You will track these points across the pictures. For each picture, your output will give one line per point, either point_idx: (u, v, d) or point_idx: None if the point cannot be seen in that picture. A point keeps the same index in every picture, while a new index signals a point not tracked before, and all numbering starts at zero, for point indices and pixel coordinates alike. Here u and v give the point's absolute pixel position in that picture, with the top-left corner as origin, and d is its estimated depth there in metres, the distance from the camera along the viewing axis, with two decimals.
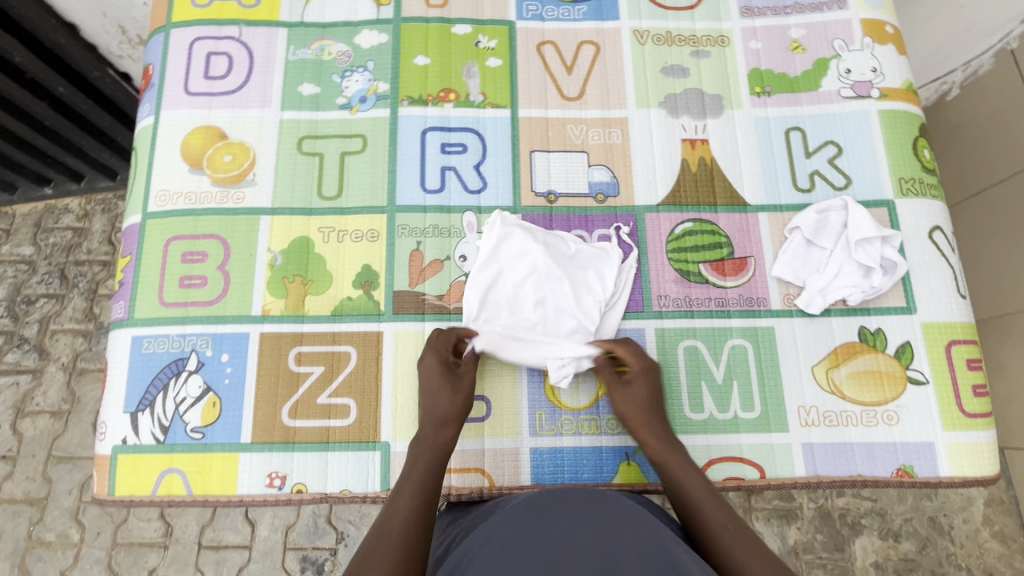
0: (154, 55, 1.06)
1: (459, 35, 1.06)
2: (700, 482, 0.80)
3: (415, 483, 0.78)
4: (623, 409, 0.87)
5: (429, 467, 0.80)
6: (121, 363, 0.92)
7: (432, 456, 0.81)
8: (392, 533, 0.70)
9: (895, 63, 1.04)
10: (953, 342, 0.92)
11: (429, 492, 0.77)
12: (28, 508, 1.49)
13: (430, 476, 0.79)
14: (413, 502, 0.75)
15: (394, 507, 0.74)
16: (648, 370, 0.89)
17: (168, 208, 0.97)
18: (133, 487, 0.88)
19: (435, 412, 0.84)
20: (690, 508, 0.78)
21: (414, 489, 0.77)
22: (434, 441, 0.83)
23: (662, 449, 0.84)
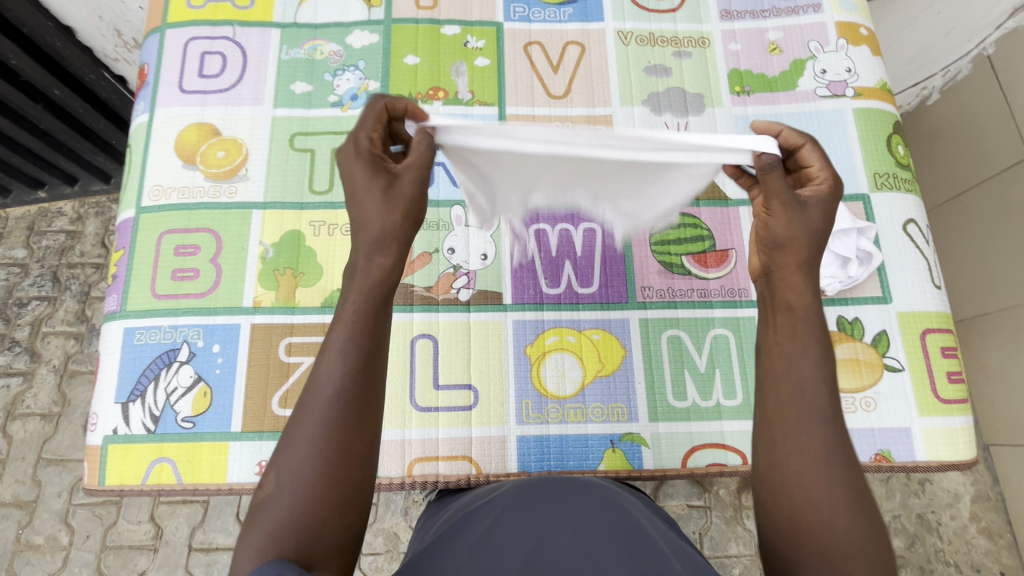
0: (149, 55, 1.08)
1: (448, 35, 1.09)
2: (825, 379, 0.51)
3: (355, 333, 0.50)
4: (775, 233, 0.55)
5: (365, 324, 0.51)
6: (114, 354, 0.93)
7: (365, 298, 0.51)
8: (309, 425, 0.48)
9: (869, 63, 1.07)
10: (927, 331, 0.94)
11: (370, 348, 0.51)
12: (17, 511, 1.48)
13: (368, 328, 0.51)
14: (344, 380, 0.49)
15: (314, 387, 0.49)
16: (832, 194, 0.57)
17: (162, 202, 0.99)
18: (123, 476, 0.88)
19: (362, 218, 0.53)
20: (780, 374, 0.52)
21: (343, 349, 0.50)
22: (364, 279, 0.52)
23: (804, 300, 0.53)
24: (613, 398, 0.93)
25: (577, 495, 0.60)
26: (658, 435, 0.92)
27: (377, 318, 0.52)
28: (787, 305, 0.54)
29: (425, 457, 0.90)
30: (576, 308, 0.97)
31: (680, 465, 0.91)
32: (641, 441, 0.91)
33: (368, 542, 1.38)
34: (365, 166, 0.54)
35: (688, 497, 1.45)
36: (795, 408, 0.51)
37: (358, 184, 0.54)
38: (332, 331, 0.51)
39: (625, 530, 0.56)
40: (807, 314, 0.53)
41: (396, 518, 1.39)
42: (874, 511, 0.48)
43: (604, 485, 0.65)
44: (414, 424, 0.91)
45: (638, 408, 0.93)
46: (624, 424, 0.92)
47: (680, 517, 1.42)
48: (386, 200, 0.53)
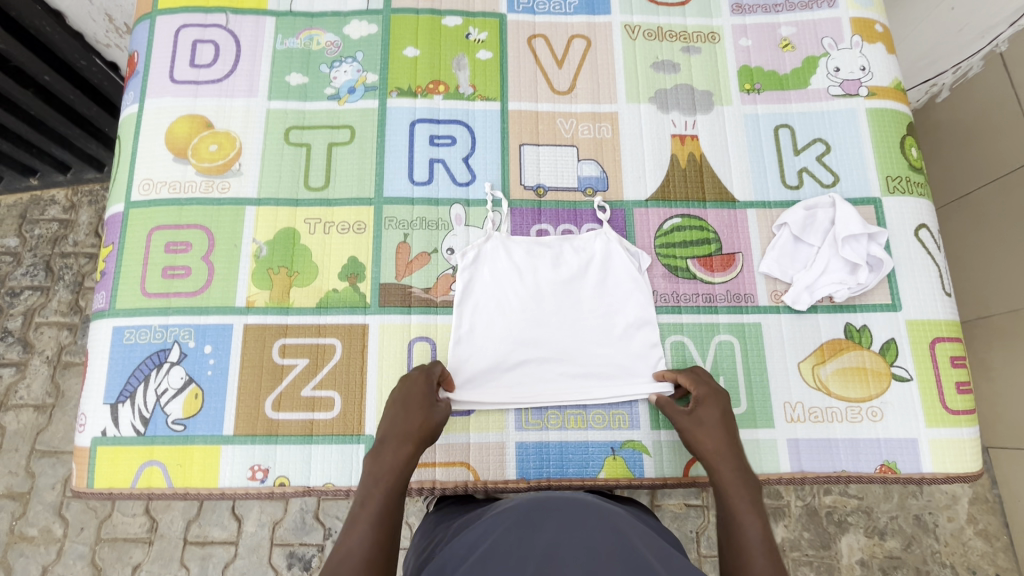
0: (139, 42, 1.04)
1: (450, 27, 1.05)
2: (759, 522, 0.72)
3: (387, 487, 0.74)
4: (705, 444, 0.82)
5: (396, 470, 0.75)
6: (103, 353, 0.90)
7: (393, 474, 0.75)
8: (345, 572, 0.64)
9: (883, 62, 1.04)
10: (937, 340, 0.92)
11: (384, 525, 0.70)
12: (10, 503, 1.47)
13: (393, 492, 0.73)
14: (374, 528, 0.69)
15: (346, 547, 0.67)
16: (716, 400, 0.85)
17: (152, 196, 0.96)
18: (113, 479, 0.87)
19: (399, 427, 0.79)
20: (736, 532, 0.72)
21: (369, 526, 0.69)
22: (393, 460, 0.76)
23: (727, 466, 0.79)
24: (615, 404, 0.91)
25: (572, 520, 0.59)
26: (660, 442, 0.90)
27: (399, 475, 0.75)
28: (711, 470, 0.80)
29: (421, 462, 0.88)
30: (576, 321, 0.94)
31: (681, 474, 0.89)
32: (643, 449, 0.90)
33: None
34: (421, 406, 0.81)
35: (686, 497, 1.43)
36: (735, 552, 0.71)
37: (400, 415, 0.80)
38: (359, 516, 0.70)
39: (619, 553, 0.55)
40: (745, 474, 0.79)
41: None
42: None
43: (591, 502, 0.63)
44: None
45: (640, 415, 0.91)
46: (625, 431, 0.90)
47: (678, 516, 1.41)
48: (401, 436, 0.78)
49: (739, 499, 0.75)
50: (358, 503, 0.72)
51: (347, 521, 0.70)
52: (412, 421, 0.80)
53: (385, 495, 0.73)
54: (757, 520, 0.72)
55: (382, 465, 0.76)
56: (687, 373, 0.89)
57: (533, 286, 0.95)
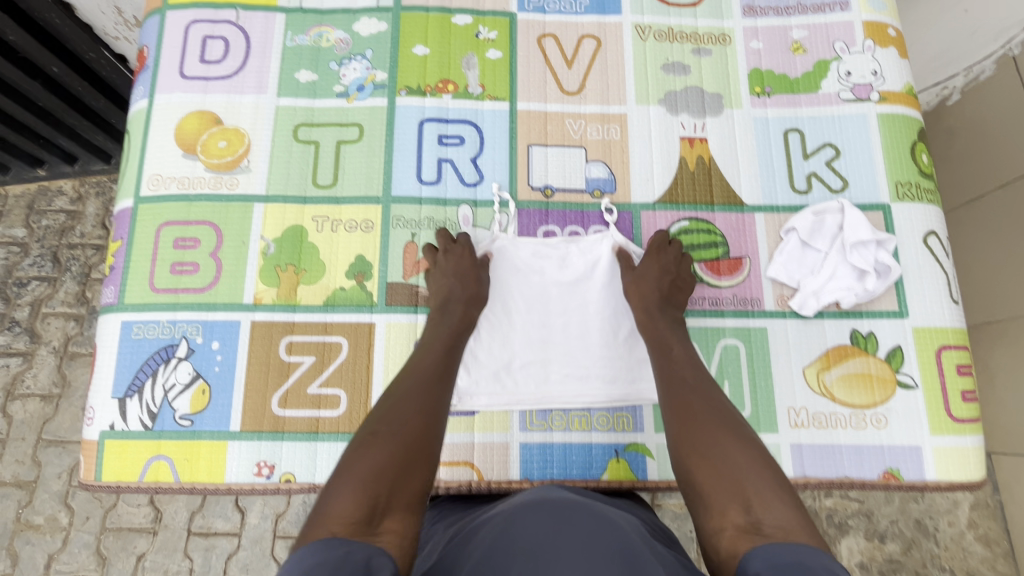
0: (149, 37, 1.04)
1: (459, 25, 1.05)
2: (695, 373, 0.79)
3: (447, 332, 0.85)
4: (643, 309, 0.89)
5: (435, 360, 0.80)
6: (111, 348, 0.91)
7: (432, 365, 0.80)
8: (413, 388, 0.75)
9: (896, 66, 1.03)
10: (943, 347, 0.92)
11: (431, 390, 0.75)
12: (17, 491, 1.48)
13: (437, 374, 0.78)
14: (438, 365, 0.80)
15: (410, 375, 0.77)
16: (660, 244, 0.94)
17: (161, 192, 0.97)
18: (120, 473, 0.87)
19: (457, 292, 0.89)
20: (678, 383, 0.78)
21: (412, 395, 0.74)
22: (462, 316, 0.87)
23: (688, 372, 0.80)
24: (619, 407, 0.91)
25: (574, 518, 0.59)
26: (664, 446, 0.90)
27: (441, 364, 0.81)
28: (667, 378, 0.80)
29: None
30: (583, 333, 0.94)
31: None
32: (646, 452, 0.90)
33: None
34: (472, 273, 0.91)
35: None
36: (680, 399, 0.76)
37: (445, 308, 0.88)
38: (421, 357, 0.81)
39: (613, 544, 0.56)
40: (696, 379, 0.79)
41: None
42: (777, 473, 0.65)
43: (582, 501, 0.64)
44: None
45: (644, 418, 0.91)
46: (628, 434, 0.91)
47: (678, 516, 1.42)
48: (442, 340, 0.84)
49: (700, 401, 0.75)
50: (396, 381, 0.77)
51: (390, 389, 0.75)
52: (466, 279, 0.90)
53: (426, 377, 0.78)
54: (693, 370, 0.80)
55: (425, 359, 0.81)
56: (656, 235, 0.95)
57: (538, 287, 0.95)
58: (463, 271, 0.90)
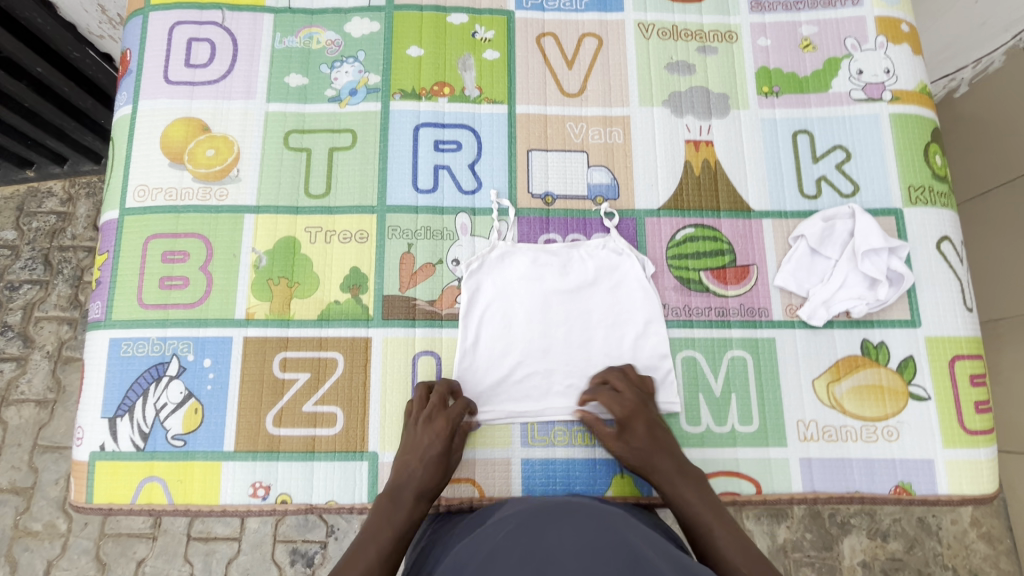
0: (132, 39, 1.00)
1: (455, 24, 1.01)
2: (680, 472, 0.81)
3: (414, 470, 0.80)
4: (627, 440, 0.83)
5: (405, 517, 0.77)
6: (100, 366, 0.88)
7: (402, 525, 0.76)
8: (381, 538, 0.75)
9: (909, 64, 0.99)
10: (957, 357, 0.89)
11: (397, 554, 0.75)
12: (14, 498, 1.47)
13: (404, 529, 0.77)
14: (408, 513, 0.78)
15: (377, 519, 0.76)
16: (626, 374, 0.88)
17: (148, 203, 0.93)
18: (112, 495, 0.85)
19: (419, 448, 0.81)
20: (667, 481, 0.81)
21: (380, 549, 0.74)
22: (421, 481, 0.80)
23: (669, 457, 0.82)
24: None
25: (573, 530, 0.60)
26: None
27: (410, 515, 0.78)
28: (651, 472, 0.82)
29: None
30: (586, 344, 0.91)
31: None
32: None
33: None
34: (444, 427, 0.81)
35: None
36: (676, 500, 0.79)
37: (419, 440, 0.81)
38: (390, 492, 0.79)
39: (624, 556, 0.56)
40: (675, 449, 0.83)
41: None
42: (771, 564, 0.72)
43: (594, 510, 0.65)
44: None
45: None
46: None
47: None
48: (415, 490, 0.79)
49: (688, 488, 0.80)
50: (369, 530, 0.75)
51: (357, 542, 0.75)
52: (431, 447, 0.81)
53: (396, 531, 0.76)
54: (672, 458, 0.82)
55: (398, 509, 0.78)
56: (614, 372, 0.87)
57: (539, 296, 0.92)
58: (432, 442, 0.81)
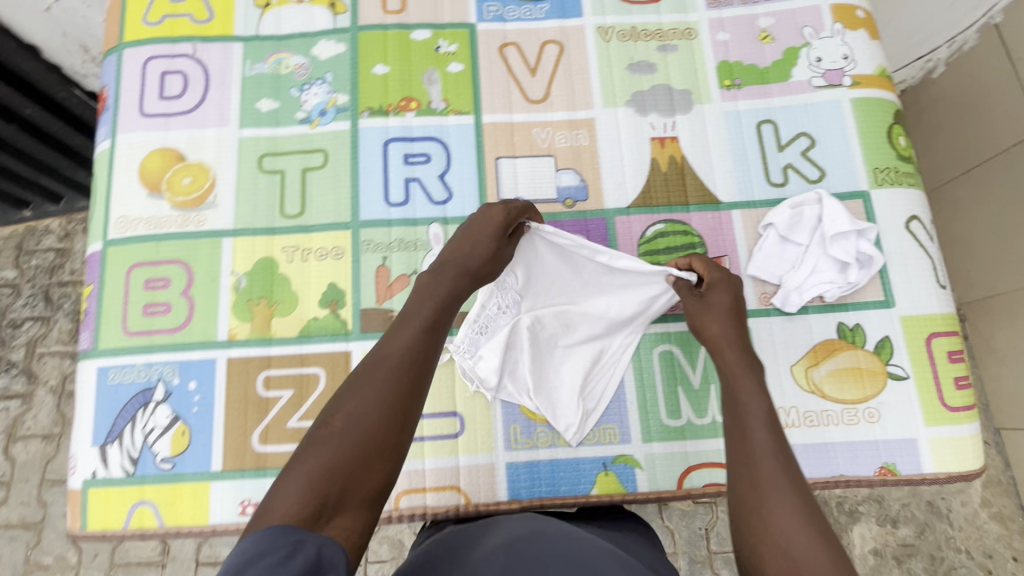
0: (108, 77, 1.04)
1: (419, 41, 1.03)
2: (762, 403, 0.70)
3: (461, 266, 0.75)
4: (710, 329, 0.80)
5: (445, 300, 0.71)
6: (89, 395, 0.90)
7: (448, 295, 0.71)
8: (394, 349, 0.64)
9: (867, 49, 1.01)
10: (933, 335, 0.90)
11: (433, 338, 0.67)
12: (24, 533, 1.49)
13: (444, 311, 0.70)
14: (439, 309, 0.70)
15: (398, 336, 0.66)
16: (726, 279, 0.82)
17: (129, 234, 0.96)
18: (106, 521, 0.87)
19: (464, 249, 0.76)
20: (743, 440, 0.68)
21: (420, 322, 0.68)
22: (459, 277, 0.74)
23: (761, 412, 0.70)
24: (605, 419, 0.89)
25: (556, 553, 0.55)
26: (653, 456, 0.88)
27: (449, 305, 0.71)
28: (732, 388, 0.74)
29: (412, 489, 0.87)
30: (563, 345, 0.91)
31: (675, 486, 0.88)
32: (635, 463, 0.88)
33: (373, 550, 1.36)
34: (494, 232, 0.77)
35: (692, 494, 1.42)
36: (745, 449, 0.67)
37: (471, 231, 0.77)
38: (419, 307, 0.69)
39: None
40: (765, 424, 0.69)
41: (398, 526, 1.38)
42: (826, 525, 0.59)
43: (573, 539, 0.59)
44: None
45: (631, 429, 0.89)
46: (616, 446, 0.89)
47: (685, 514, 1.40)
48: (451, 286, 0.72)
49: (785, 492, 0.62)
50: (405, 312, 0.69)
51: (396, 323, 0.68)
52: (481, 238, 0.76)
53: (429, 320, 0.68)
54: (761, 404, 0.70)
55: (433, 287, 0.72)
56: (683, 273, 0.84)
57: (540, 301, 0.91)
58: (481, 237, 0.76)
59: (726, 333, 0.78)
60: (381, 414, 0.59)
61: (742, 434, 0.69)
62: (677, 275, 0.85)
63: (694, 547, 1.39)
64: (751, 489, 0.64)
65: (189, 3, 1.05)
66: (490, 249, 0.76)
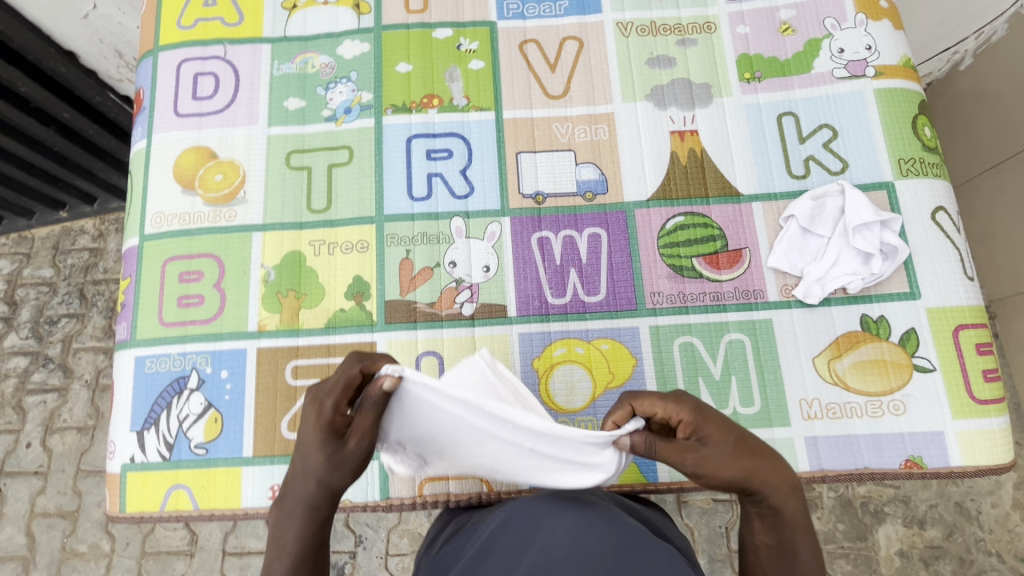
0: (144, 79, 1.08)
1: (441, 39, 1.05)
2: (791, 495, 0.63)
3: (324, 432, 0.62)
4: (721, 475, 0.62)
5: (301, 533, 0.63)
6: (127, 383, 0.94)
7: (307, 517, 0.63)
8: (284, 557, 0.62)
9: (890, 39, 1.00)
10: (960, 327, 0.88)
11: (320, 520, 0.64)
12: (61, 521, 1.54)
13: (307, 542, 0.63)
14: (315, 491, 0.63)
15: (281, 533, 0.63)
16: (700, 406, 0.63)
17: (164, 229, 1.00)
18: (143, 503, 0.90)
19: (314, 418, 0.62)
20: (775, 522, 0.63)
21: (290, 563, 0.61)
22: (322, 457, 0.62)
23: (795, 508, 0.63)
24: None
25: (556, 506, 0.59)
26: None
27: (314, 527, 0.63)
28: (761, 493, 0.62)
29: (435, 476, 0.89)
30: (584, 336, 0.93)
31: None
32: None
33: (393, 542, 1.38)
34: (343, 395, 0.62)
35: (713, 492, 1.42)
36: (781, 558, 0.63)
37: (312, 396, 0.63)
38: (295, 491, 0.64)
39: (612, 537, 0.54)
40: (795, 524, 0.63)
41: (420, 520, 1.40)
42: None
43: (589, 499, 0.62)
44: None
45: None
46: None
47: (705, 512, 1.39)
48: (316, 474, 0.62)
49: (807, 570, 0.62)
50: (268, 559, 0.63)
51: (274, 522, 0.64)
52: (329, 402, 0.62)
53: (297, 556, 0.62)
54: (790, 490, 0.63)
55: (293, 511, 0.63)
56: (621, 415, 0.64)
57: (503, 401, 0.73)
58: (329, 405, 0.62)
59: (744, 472, 0.61)
60: None
61: (760, 514, 0.64)
62: (643, 438, 0.62)
63: (714, 544, 1.38)
64: (771, 561, 0.64)
65: (220, 6, 1.09)
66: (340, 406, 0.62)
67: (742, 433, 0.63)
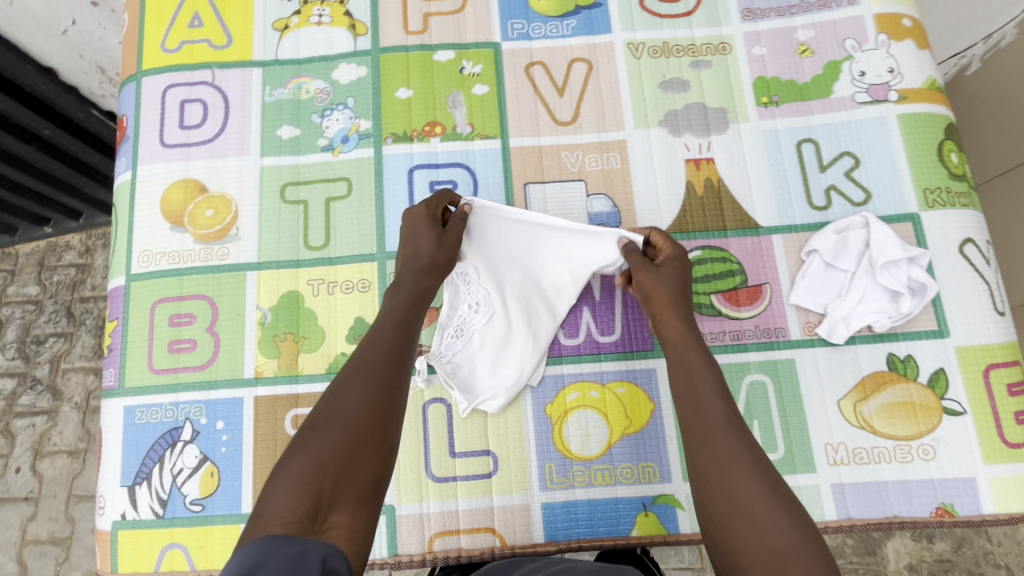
0: (127, 106, 1.02)
1: (442, 62, 1.00)
2: (720, 402, 0.67)
3: (417, 270, 0.79)
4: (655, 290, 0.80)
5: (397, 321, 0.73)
6: (116, 434, 0.89)
7: (386, 348, 0.69)
8: (371, 358, 0.67)
9: (914, 60, 0.96)
10: (991, 367, 0.85)
11: (410, 332, 0.73)
12: (54, 548, 1.49)
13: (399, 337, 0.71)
14: (398, 325, 0.72)
15: (371, 340, 0.70)
16: (681, 259, 0.82)
17: (152, 269, 0.94)
18: (136, 564, 0.85)
19: (410, 253, 0.81)
20: (704, 449, 0.65)
21: (387, 334, 0.71)
22: (414, 286, 0.78)
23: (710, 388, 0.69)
24: (644, 457, 0.86)
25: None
26: None
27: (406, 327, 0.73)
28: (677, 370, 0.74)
29: (445, 531, 0.84)
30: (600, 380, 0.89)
31: None
32: (676, 503, 0.85)
33: None
34: (428, 239, 0.81)
35: None
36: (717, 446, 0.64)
37: (408, 239, 0.82)
38: (383, 321, 0.73)
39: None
40: (722, 424, 0.65)
41: None
42: (804, 522, 0.58)
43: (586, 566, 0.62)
44: (432, 497, 0.85)
45: (671, 467, 0.86)
46: (655, 485, 0.85)
47: None
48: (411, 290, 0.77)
49: (741, 472, 0.61)
50: (346, 371, 0.66)
51: (371, 328, 0.72)
52: (423, 242, 0.81)
53: (381, 359, 0.67)
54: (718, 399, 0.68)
55: (353, 390, 0.63)
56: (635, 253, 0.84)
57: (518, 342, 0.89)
58: (421, 243, 0.81)
59: (674, 294, 0.79)
60: (366, 406, 0.62)
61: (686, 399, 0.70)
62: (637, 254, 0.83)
63: None
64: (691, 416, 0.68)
65: (206, 28, 1.03)
66: (433, 256, 0.80)
67: (688, 287, 0.81)
